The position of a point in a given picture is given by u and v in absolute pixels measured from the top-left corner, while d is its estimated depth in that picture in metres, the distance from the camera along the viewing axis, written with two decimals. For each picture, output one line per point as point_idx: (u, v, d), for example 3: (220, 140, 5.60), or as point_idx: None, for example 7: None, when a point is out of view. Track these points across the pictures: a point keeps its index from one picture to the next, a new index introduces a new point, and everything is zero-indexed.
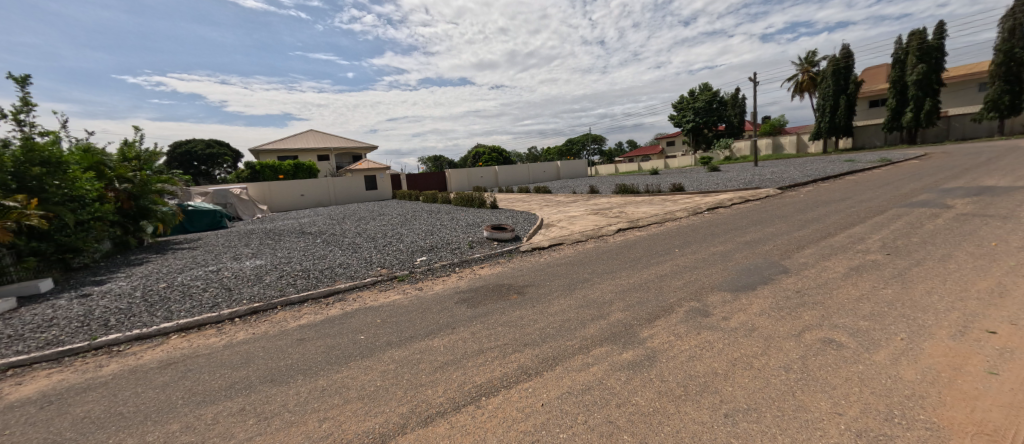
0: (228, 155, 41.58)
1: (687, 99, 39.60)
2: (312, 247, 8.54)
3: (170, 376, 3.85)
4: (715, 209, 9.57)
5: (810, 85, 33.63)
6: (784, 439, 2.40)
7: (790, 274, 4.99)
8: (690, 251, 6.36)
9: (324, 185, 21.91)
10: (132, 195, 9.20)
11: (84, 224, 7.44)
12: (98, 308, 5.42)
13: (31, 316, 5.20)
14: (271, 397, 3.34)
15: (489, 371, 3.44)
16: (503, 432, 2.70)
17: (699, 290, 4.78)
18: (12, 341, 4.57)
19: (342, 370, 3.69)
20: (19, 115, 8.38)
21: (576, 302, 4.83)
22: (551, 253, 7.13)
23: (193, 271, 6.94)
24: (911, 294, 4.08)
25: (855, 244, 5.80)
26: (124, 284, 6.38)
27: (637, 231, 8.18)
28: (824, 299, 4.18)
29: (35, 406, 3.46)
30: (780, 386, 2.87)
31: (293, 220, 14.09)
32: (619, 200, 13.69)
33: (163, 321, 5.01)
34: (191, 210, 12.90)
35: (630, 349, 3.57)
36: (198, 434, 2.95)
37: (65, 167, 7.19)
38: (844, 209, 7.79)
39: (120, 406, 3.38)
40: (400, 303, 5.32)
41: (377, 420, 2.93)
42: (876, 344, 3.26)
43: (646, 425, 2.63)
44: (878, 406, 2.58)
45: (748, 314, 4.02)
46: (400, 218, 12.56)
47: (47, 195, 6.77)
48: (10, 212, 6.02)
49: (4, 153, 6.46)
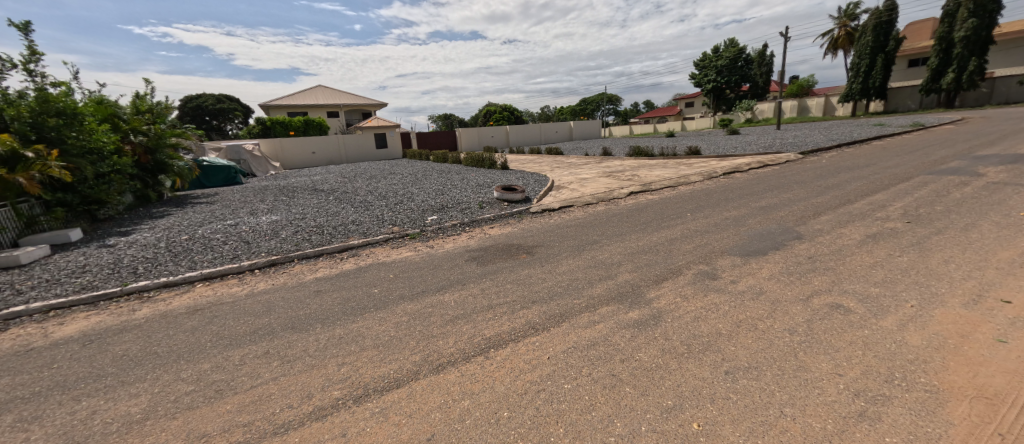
0: (239, 109, 41.46)
1: (708, 56, 37.36)
2: (325, 204, 8.67)
3: (198, 321, 4.08)
4: (730, 173, 9.37)
5: (845, 41, 31.47)
6: (781, 396, 2.48)
7: (803, 240, 4.93)
8: (702, 215, 6.30)
9: (335, 142, 21.82)
10: (148, 149, 9.30)
11: (105, 177, 7.56)
12: (127, 256, 5.69)
13: (64, 262, 5.50)
14: (293, 342, 3.55)
15: (498, 326, 3.57)
16: (511, 381, 2.83)
17: (709, 254, 4.78)
18: (50, 284, 4.88)
19: (358, 320, 3.88)
20: (29, 65, 8.36)
21: (584, 262, 4.89)
22: (562, 215, 7.13)
23: (212, 225, 7.15)
24: (927, 263, 4.02)
25: (875, 211, 5.64)
26: (149, 235, 6.64)
27: (649, 195, 8.08)
28: (837, 265, 4.15)
29: (78, 344, 3.74)
30: (783, 347, 2.93)
31: (305, 178, 14.21)
32: (633, 162, 13.45)
33: (187, 271, 5.26)
34: (207, 165, 13.12)
35: (636, 309, 3.64)
36: (227, 373, 3.16)
37: (81, 118, 7.23)
38: (868, 176, 7.53)
39: (154, 346, 3.64)
40: (413, 259, 5.47)
41: (392, 366, 3.10)
42: (885, 310, 3.27)
43: (649, 378, 2.73)
44: (879, 368, 2.62)
45: (757, 278, 4.04)
46: (411, 177, 12.56)
47: (67, 146, 6.89)
48: (34, 163, 6.19)
49: (20, 103, 6.53)
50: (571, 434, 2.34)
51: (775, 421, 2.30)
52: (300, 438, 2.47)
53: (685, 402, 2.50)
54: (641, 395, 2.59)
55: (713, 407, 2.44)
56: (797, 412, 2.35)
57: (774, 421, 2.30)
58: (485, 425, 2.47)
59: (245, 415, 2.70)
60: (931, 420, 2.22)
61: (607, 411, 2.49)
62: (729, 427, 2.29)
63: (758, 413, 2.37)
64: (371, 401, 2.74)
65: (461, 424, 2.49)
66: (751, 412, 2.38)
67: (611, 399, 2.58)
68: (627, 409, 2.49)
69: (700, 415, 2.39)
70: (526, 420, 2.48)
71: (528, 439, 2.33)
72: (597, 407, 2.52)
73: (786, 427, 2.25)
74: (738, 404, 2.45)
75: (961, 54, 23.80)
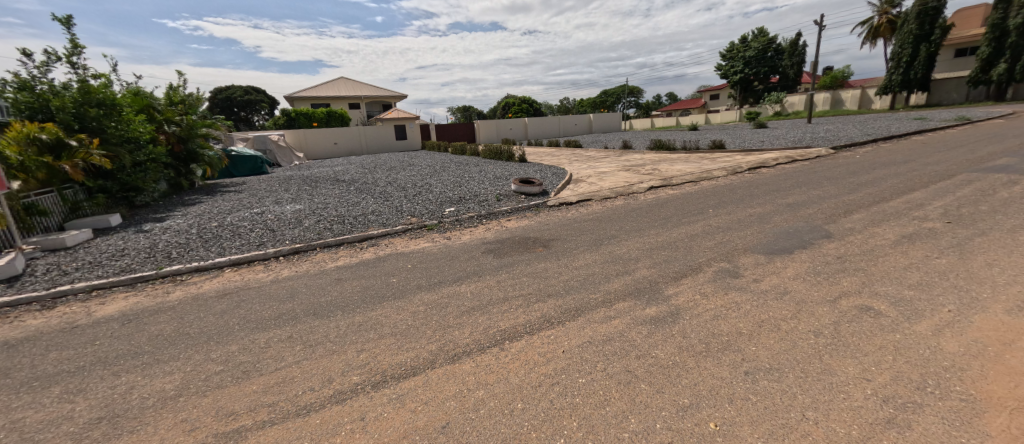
0: (265, 101, 42.56)
1: (736, 46, 36.09)
2: (347, 194, 8.85)
3: (227, 304, 4.26)
4: (756, 169, 9.05)
5: (886, 30, 29.74)
6: (804, 399, 2.40)
7: (833, 239, 4.74)
8: (725, 211, 6.13)
9: (356, 133, 22.22)
10: (180, 138, 9.69)
11: (141, 165, 7.91)
12: (162, 241, 5.98)
13: (105, 246, 5.81)
14: (315, 328, 3.66)
15: (513, 318, 3.59)
16: (525, 373, 2.84)
17: (731, 251, 4.66)
18: (94, 266, 5.18)
19: (376, 308, 3.97)
20: (71, 58, 8.77)
21: (602, 257, 4.84)
22: (579, 209, 7.07)
23: (239, 213, 7.41)
24: (968, 266, 3.80)
25: (912, 210, 5.37)
26: (182, 222, 6.94)
27: (669, 189, 7.91)
28: (868, 266, 3.97)
29: (117, 322, 3.97)
30: (808, 349, 2.83)
31: (327, 168, 14.54)
32: (653, 156, 13.18)
33: (217, 256, 5.48)
34: (235, 155, 13.57)
35: (654, 305, 3.59)
36: (253, 355, 3.30)
37: (119, 109, 7.55)
38: (906, 173, 7.15)
39: (187, 327, 3.83)
40: (431, 250, 5.54)
41: (408, 355, 3.16)
42: (919, 314, 3.12)
43: (665, 376, 2.69)
44: (911, 375, 2.52)
45: (781, 277, 3.92)
46: (430, 169, 12.66)
47: (107, 135, 7.23)
48: (77, 152, 6.54)
49: (64, 94, 6.88)
50: (584, 429, 2.34)
51: (796, 424, 2.24)
52: (321, 420, 2.55)
53: (702, 401, 2.46)
54: (657, 392, 2.56)
55: (731, 408, 2.39)
56: (820, 416, 2.28)
57: (795, 425, 2.24)
58: (499, 416, 2.49)
59: (270, 395, 2.81)
60: (966, 430, 2.11)
61: (621, 406, 2.48)
62: (747, 428, 2.24)
63: (779, 415, 2.31)
64: (389, 388, 2.81)
65: (475, 413, 2.53)
66: (771, 414, 2.32)
67: (626, 395, 2.56)
68: (643, 406, 2.47)
69: (718, 416, 2.34)
70: (540, 412, 2.48)
71: (542, 431, 2.35)
72: (611, 403, 2.51)
73: (808, 431, 2.19)
74: (758, 405, 2.39)
75: (1016, 43, 22.17)
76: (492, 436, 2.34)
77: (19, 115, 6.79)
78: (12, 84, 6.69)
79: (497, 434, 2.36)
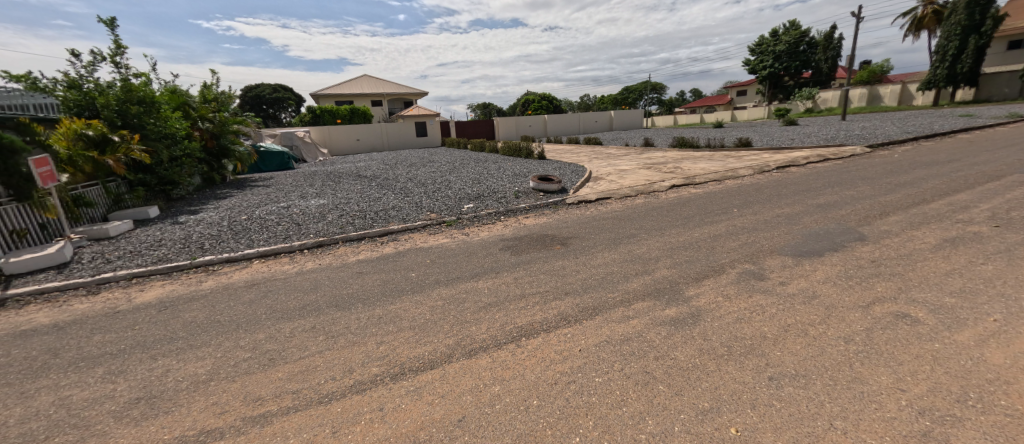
0: (292, 99, 43.82)
1: (766, 40, 34.80)
2: (369, 190, 9.03)
3: (255, 294, 4.44)
4: (785, 167, 8.72)
5: (932, 21, 27.97)
6: (832, 408, 2.31)
7: (867, 241, 4.52)
8: (751, 211, 5.94)
9: (377, 130, 22.63)
10: (213, 135, 10.13)
11: (177, 160, 8.32)
12: (196, 233, 6.27)
13: (145, 236, 6.13)
14: (337, 319, 3.77)
15: (530, 315, 3.59)
16: (541, 371, 2.84)
17: (756, 253, 4.50)
18: (134, 255, 5.48)
19: (396, 302, 4.04)
20: (115, 58, 9.27)
21: (621, 256, 4.77)
22: (598, 207, 6.99)
23: (267, 207, 7.68)
24: (1017, 273, 3.55)
25: (956, 212, 5.05)
26: (214, 214, 7.24)
27: (693, 188, 7.72)
28: (905, 271, 3.77)
29: (155, 309, 4.19)
30: (837, 356, 2.72)
31: (351, 164, 14.86)
32: (676, 154, 12.90)
33: (246, 248, 5.71)
34: (263, 151, 14.07)
35: (674, 306, 3.51)
36: (279, 343, 3.42)
37: (158, 106, 7.95)
38: (951, 173, 6.74)
39: (218, 315, 4.00)
40: (449, 246, 5.59)
41: (426, 348, 3.21)
42: (961, 323, 2.94)
43: (684, 378, 2.64)
44: (950, 386, 2.38)
45: (810, 281, 3.76)
46: (450, 165, 12.76)
47: (146, 132, 7.64)
48: (119, 146, 6.94)
49: (109, 93, 7.31)
50: (600, 428, 2.32)
51: (823, 433, 2.16)
52: (342, 409, 2.62)
53: (723, 406, 2.39)
54: (676, 394, 2.51)
55: (754, 414, 2.32)
56: (849, 426, 2.19)
57: (822, 433, 2.15)
58: (515, 412, 2.50)
59: (295, 383, 2.91)
60: None
61: (638, 407, 2.44)
62: (770, 435, 2.17)
63: (805, 423, 2.22)
64: (407, 380, 2.86)
65: (491, 408, 2.54)
66: (797, 422, 2.24)
67: (643, 396, 2.52)
68: (661, 408, 2.43)
69: (739, 421, 2.28)
70: (554, 410, 2.48)
71: (557, 429, 2.34)
72: (628, 403, 2.48)
73: (836, 441, 2.11)
74: (783, 412, 2.31)
75: None
76: (508, 432, 2.35)
77: (68, 112, 7.26)
78: (62, 83, 7.17)
79: (512, 429, 2.36)
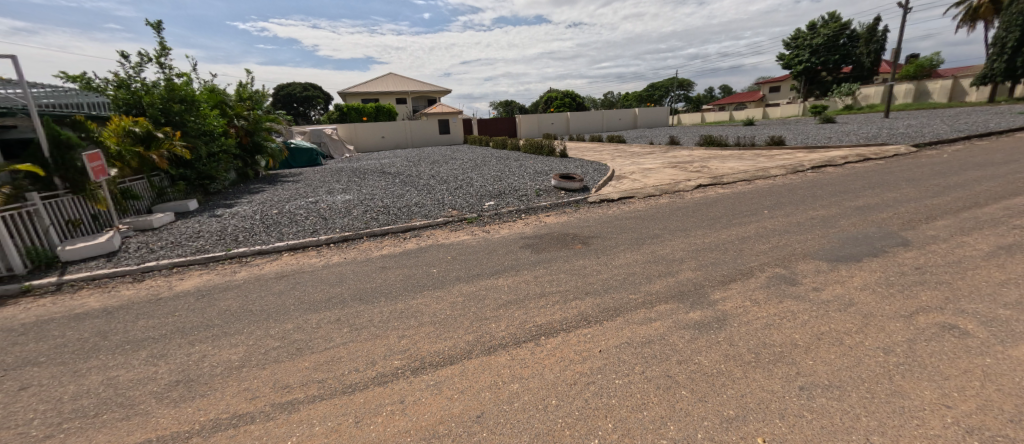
0: (320, 97, 45.15)
1: (804, 33, 33.20)
2: (393, 186, 9.21)
3: (284, 285, 4.62)
4: (822, 167, 8.31)
5: (988, 11, 25.93)
6: (868, 422, 2.18)
7: (910, 247, 4.24)
8: (783, 213, 5.69)
9: (401, 128, 23.04)
10: (247, 132, 10.58)
11: (215, 156, 8.74)
12: (231, 226, 6.56)
13: (185, 228, 6.47)
14: (361, 312, 3.86)
15: (549, 314, 3.56)
16: (560, 370, 2.82)
17: (788, 256, 4.31)
18: (175, 246, 5.79)
19: (417, 297, 4.10)
20: (160, 59, 9.78)
21: (644, 256, 4.67)
22: (621, 206, 6.86)
23: (297, 202, 7.95)
24: None
25: (1013, 218, 4.68)
26: (248, 208, 7.56)
27: (721, 188, 7.46)
28: (954, 280, 3.52)
29: (194, 297, 4.41)
30: (875, 367, 2.56)
31: (378, 161, 15.19)
32: (704, 153, 12.52)
33: (276, 241, 5.93)
34: (294, 147, 14.58)
35: (698, 309, 3.41)
36: (306, 334, 3.54)
37: (198, 105, 8.35)
38: (1010, 174, 6.24)
39: (250, 304, 4.18)
40: (469, 243, 5.62)
41: (446, 344, 3.24)
42: (1017, 337, 2.71)
43: (709, 385, 2.55)
44: (1003, 405, 2.20)
45: (846, 287, 3.57)
46: (473, 163, 12.84)
47: (187, 129, 8.05)
48: (162, 142, 7.34)
49: (154, 92, 7.73)
50: (620, 431, 2.28)
51: None
52: (364, 399, 2.68)
53: (750, 415, 2.30)
54: (699, 401, 2.44)
55: (783, 424, 2.22)
56: (886, 441, 2.06)
57: None
58: (533, 411, 2.48)
59: (320, 373, 2.99)
60: None
61: (660, 412, 2.38)
62: None
63: (839, 437, 2.11)
64: (426, 374, 2.90)
65: (509, 406, 2.54)
66: (829, 435, 2.12)
67: (665, 401, 2.46)
68: (683, 414, 2.36)
69: (766, 431, 2.19)
70: (573, 410, 2.46)
71: (576, 430, 2.31)
72: (649, 407, 2.43)
73: None
74: (814, 424, 2.20)
75: None
76: (526, 430, 2.34)
77: (118, 110, 7.73)
78: (113, 83, 7.63)
79: (530, 428, 2.35)
